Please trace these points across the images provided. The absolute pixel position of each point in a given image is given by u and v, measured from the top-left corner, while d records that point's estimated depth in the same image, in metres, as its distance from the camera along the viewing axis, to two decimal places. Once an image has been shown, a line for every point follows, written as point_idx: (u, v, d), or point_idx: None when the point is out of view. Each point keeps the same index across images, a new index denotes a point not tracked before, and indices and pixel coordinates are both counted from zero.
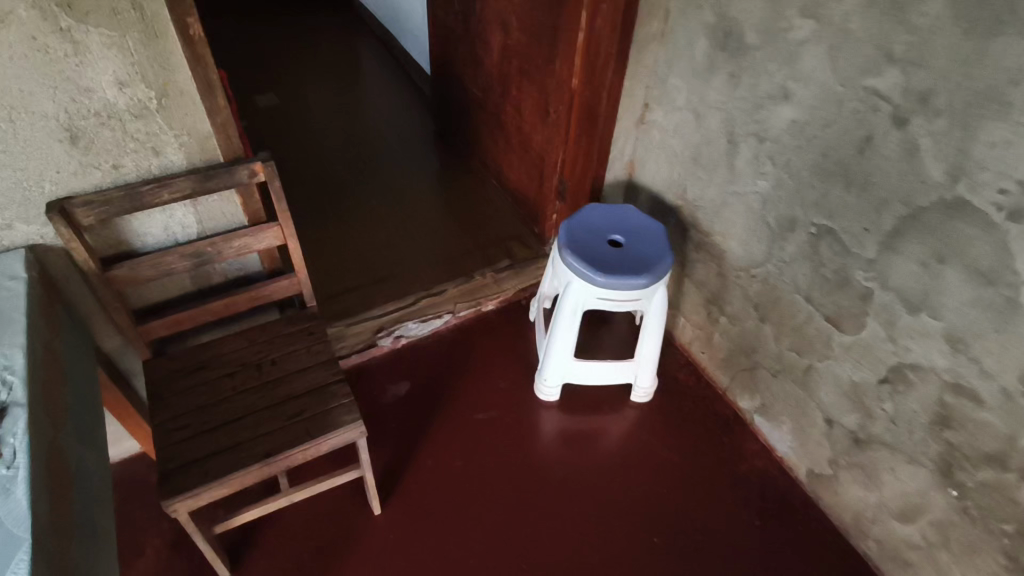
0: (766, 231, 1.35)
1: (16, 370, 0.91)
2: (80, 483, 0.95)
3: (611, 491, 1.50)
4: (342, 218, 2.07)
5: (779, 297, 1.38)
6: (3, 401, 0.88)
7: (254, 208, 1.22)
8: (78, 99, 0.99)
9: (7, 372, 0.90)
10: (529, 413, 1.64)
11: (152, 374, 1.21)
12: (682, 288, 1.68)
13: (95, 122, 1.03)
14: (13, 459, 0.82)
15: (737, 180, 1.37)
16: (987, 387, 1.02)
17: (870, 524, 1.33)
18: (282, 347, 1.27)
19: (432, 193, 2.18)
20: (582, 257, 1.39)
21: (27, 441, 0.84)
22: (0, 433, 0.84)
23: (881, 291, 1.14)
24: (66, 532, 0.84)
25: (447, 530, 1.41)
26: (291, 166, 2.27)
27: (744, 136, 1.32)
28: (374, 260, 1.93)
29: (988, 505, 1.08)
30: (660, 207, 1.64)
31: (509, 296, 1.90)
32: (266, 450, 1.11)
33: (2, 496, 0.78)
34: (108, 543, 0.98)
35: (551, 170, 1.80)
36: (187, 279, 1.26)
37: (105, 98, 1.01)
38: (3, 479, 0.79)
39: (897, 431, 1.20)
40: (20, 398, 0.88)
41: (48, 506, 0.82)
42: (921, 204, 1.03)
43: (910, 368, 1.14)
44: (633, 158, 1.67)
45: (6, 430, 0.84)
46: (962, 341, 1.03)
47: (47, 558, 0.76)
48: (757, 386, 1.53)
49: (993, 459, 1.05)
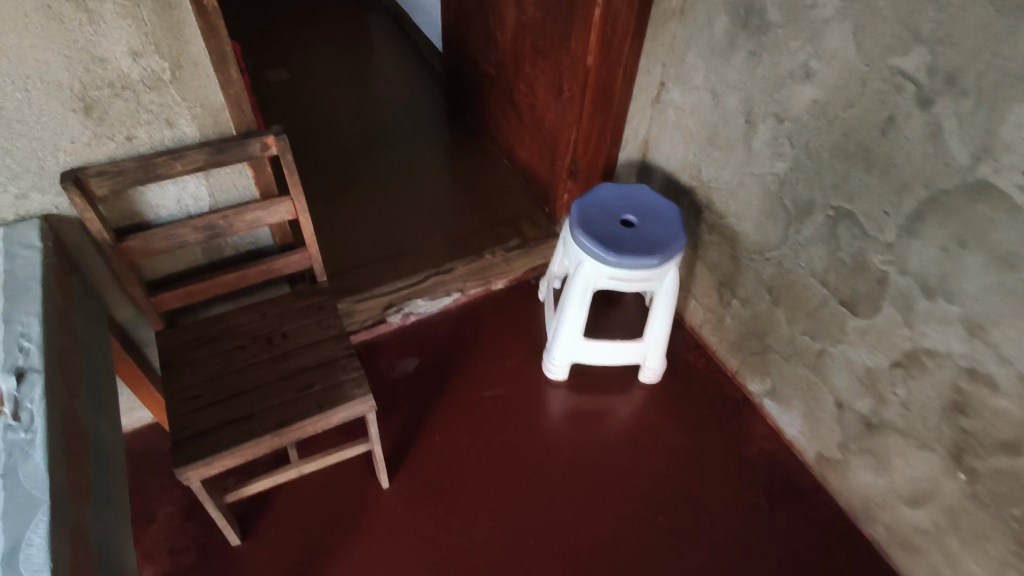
0: (782, 214, 1.33)
1: (33, 337, 0.92)
2: (96, 450, 0.96)
3: (618, 470, 1.50)
4: (352, 194, 2.07)
5: (793, 281, 1.36)
6: (21, 367, 0.89)
7: (266, 182, 1.22)
8: (92, 68, 0.99)
9: (24, 340, 0.91)
10: (537, 391, 1.65)
11: (165, 344, 1.22)
12: (694, 271, 1.67)
13: (109, 92, 1.02)
14: (31, 423, 0.83)
15: (754, 162, 1.35)
16: (1004, 373, 1.01)
17: (879, 508, 1.33)
18: (293, 321, 1.28)
19: (444, 172, 2.17)
20: (594, 236, 1.38)
21: (44, 405, 0.85)
22: (18, 398, 0.85)
23: (898, 275, 1.13)
24: (83, 495, 0.85)
25: (455, 504, 1.43)
26: (302, 143, 2.26)
27: (763, 116, 1.29)
28: (384, 238, 1.93)
29: (999, 492, 1.07)
30: (674, 187, 1.62)
31: (518, 275, 1.90)
32: (277, 422, 1.12)
33: (20, 460, 0.79)
34: (123, 509, 0.99)
35: (564, 150, 1.78)
36: (199, 252, 1.27)
37: (119, 69, 1.01)
38: (21, 442, 0.81)
39: (910, 417, 1.20)
40: (37, 364, 0.89)
41: (66, 470, 0.83)
42: (943, 187, 1.01)
43: (925, 353, 1.12)
44: (648, 138, 1.65)
45: (23, 396, 0.86)
46: (981, 327, 1.02)
47: (65, 520, 0.78)
48: (768, 370, 1.52)
49: (1006, 446, 1.04)
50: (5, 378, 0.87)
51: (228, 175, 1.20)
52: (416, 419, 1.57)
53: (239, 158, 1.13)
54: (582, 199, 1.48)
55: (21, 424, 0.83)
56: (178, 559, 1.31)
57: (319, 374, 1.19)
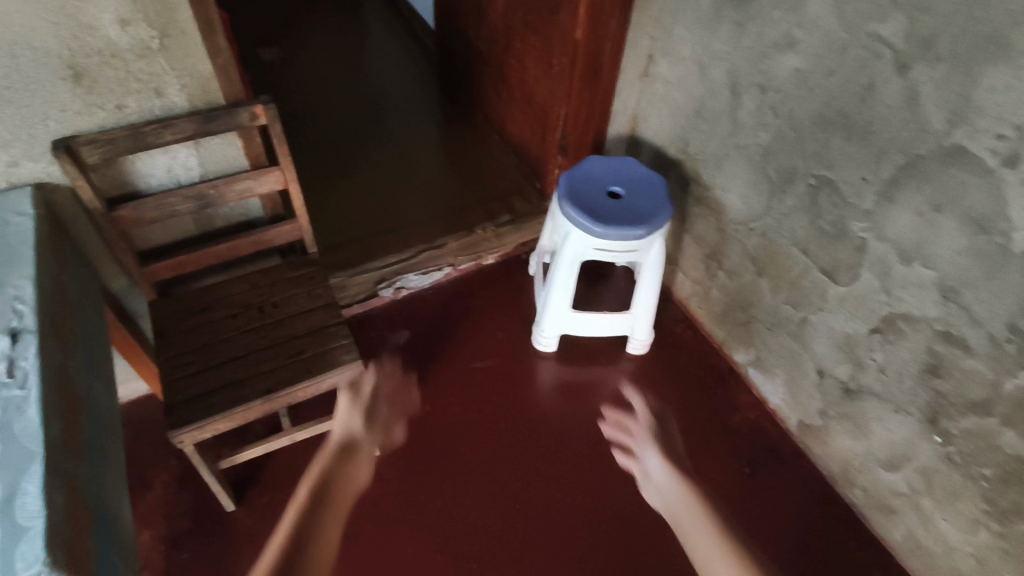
0: (766, 184, 1.35)
1: (26, 299, 0.94)
2: (91, 410, 0.99)
3: (604, 437, 1.54)
4: (344, 171, 2.08)
5: (776, 250, 1.38)
6: (15, 328, 0.91)
7: (255, 152, 1.24)
8: (81, 36, 1.00)
9: (17, 302, 0.93)
10: (527, 363, 1.68)
11: (159, 313, 1.25)
12: (681, 244, 1.69)
13: (98, 60, 1.03)
14: (25, 380, 0.86)
15: (739, 132, 1.37)
16: (975, 335, 1.03)
17: (857, 472, 1.37)
18: (284, 290, 1.29)
19: (436, 149, 2.18)
20: (581, 207, 1.40)
21: (38, 364, 0.88)
22: (12, 357, 0.88)
23: (876, 241, 1.15)
24: (78, 451, 0.88)
25: (444, 470, 1.46)
26: (294, 121, 2.26)
27: (748, 86, 1.31)
28: (376, 213, 1.95)
29: (971, 451, 1.11)
30: (662, 161, 1.64)
31: (509, 250, 1.92)
32: (267, 387, 1.13)
33: (16, 414, 0.82)
34: (118, 468, 1.02)
35: (554, 125, 1.79)
36: (190, 222, 1.29)
37: (107, 37, 1.02)
38: (16, 398, 0.83)
39: (887, 381, 1.23)
40: (31, 325, 0.91)
41: (61, 425, 0.86)
42: (919, 152, 1.03)
43: (901, 318, 1.15)
44: (636, 112, 1.67)
45: (18, 355, 0.88)
46: (954, 290, 1.04)
47: (60, 472, 0.80)
48: (753, 340, 1.55)
49: (977, 406, 1.07)
50: (0, 338, 0.90)
51: (217, 144, 1.22)
52: (406, 390, 1.60)
53: (229, 127, 1.14)
54: (569, 171, 1.49)
55: (16, 381, 0.85)
56: (174, 523, 1.35)
57: (308, 341, 1.21)
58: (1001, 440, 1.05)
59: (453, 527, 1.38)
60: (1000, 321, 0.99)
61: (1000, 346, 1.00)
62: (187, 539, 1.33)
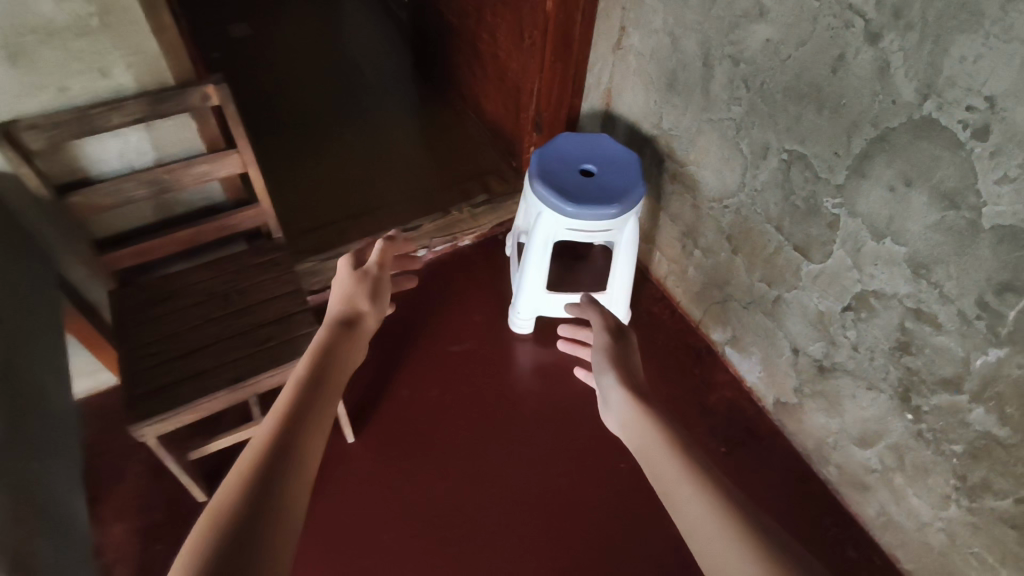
0: (739, 159, 1.32)
1: None
2: (42, 406, 0.96)
3: (581, 420, 1.53)
4: (317, 152, 2.03)
5: (751, 229, 1.36)
6: None
7: (211, 133, 1.19)
8: (13, 14, 0.95)
9: None
10: (503, 346, 1.66)
11: (118, 302, 1.20)
12: (657, 222, 1.67)
13: (35, 39, 0.98)
14: None
15: (711, 107, 1.33)
16: (946, 312, 1.02)
17: (831, 450, 1.36)
18: (250, 277, 1.27)
19: (410, 129, 2.13)
20: (553, 187, 1.37)
21: None
22: None
23: (848, 218, 1.13)
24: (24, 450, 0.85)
25: (419, 456, 1.45)
26: (264, 103, 2.20)
27: (720, 58, 1.27)
28: (349, 196, 1.91)
29: (941, 428, 1.10)
30: (637, 137, 1.60)
31: (486, 231, 1.88)
32: (234, 376, 1.11)
33: None
34: (74, 464, 1.00)
35: (527, 101, 1.75)
36: (149, 208, 1.24)
37: (42, 14, 0.97)
38: None
39: (860, 358, 1.21)
40: None
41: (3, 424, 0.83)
42: (890, 125, 1.00)
43: (873, 295, 1.13)
44: (610, 87, 1.62)
45: None
46: (925, 266, 1.02)
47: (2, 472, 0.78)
48: (729, 319, 1.54)
49: (947, 382, 1.06)
50: None
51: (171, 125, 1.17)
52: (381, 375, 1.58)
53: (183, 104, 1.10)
54: (541, 148, 1.46)
55: None
56: (144, 517, 1.33)
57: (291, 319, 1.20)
58: (970, 416, 1.04)
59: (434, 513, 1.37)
60: (970, 297, 0.97)
61: (970, 323, 0.99)
62: (157, 531, 1.31)
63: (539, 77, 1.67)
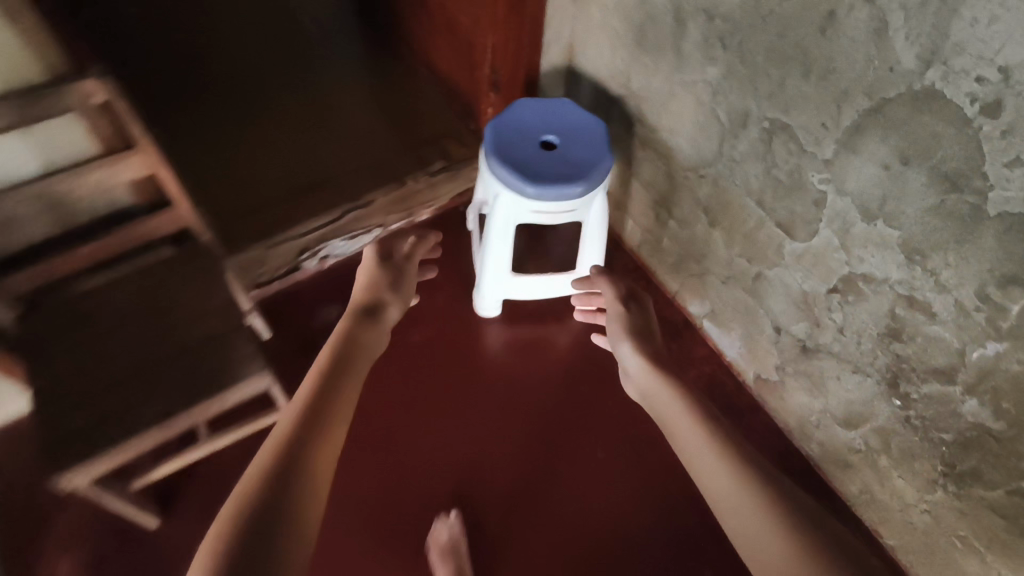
0: (716, 126, 1.18)
1: None
2: None
3: (555, 407, 1.46)
4: (254, 119, 1.83)
5: (731, 202, 1.25)
6: None
7: (106, 134, 1.02)
8: None
9: None
10: (471, 331, 1.56)
11: (28, 332, 1.08)
12: (629, 190, 1.55)
13: None
14: None
15: (685, 66, 1.18)
16: (941, 300, 0.94)
17: (814, 429, 1.32)
18: (177, 289, 1.14)
19: (357, 88, 1.92)
20: (510, 165, 1.22)
21: None
22: None
23: (836, 196, 1.02)
24: None
25: (385, 457, 1.37)
26: (192, 68, 1.98)
27: (693, 12, 1.11)
28: (293, 169, 1.73)
29: (931, 416, 1.04)
30: (604, 97, 1.45)
31: (444, 204, 1.74)
32: (164, 411, 1.00)
33: None
34: None
35: (481, 57, 1.57)
36: (48, 221, 1.09)
37: None
38: None
39: (845, 341, 1.14)
40: None
41: None
42: (887, 95, 0.87)
43: (862, 279, 1.04)
44: (573, 41, 1.46)
45: None
46: (921, 252, 0.93)
47: None
48: (707, 292, 1.45)
49: (939, 372, 0.99)
50: None
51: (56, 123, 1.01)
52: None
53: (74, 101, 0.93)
54: (496, 117, 1.30)
55: None
56: (91, 548, 1.24)
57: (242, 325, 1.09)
58: (963, 408, 0.98)
59: (414, 501, 1.33)
60: (970, 288, 0.88)
61: (967, 314, 0.91)
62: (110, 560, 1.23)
63: (492, 31, 1.48)
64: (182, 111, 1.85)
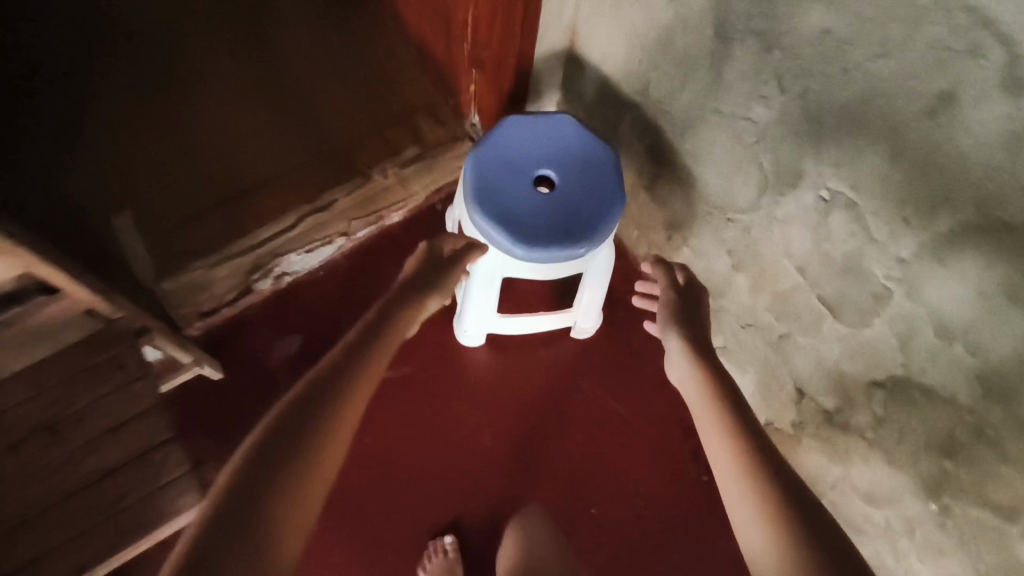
0: (756, 174, 0.94)
1: None
2: None
3: (544, 456, 1.32)
4: (185, 87, 1.50)
5: (764, 256, 1.03)
6: None
7: None
8: None
9: None
10: (451, 363, 1.38)
11: None
12: (638, 201, 1.32)
13: None
14: None
15: (722, 95, 0.91)
16: (1019, 444, 0.77)
17: (827, 490, 1.20)
18: (89, 392, 1.00)
19: (310, 47, 1.57)
20: (497, 217, 0.98)
21: None
22: None
23: (905, 299, 0.82)
24: None
25: (358, 520, 1.25)
26: (102, 13, 1.59)
27: (741, 34, 0.83)
28: (237, 157, 1.44)
29: (973, 536, 0.92)
30: (613, 96, 1.17)
31: (419, 203, 1.48)
32: (79, 561, 0.91)
33: None
34: None
35: (462, 32, 1.25)
36: None
37: None
38: None
39: (883, 434, 0.99)
40: None
41: None
42: (1008, 218, 0.65)
43: (919, 388, 0.87)
44: (578, 22, 1.15)
45: None
46: (1005, 393, 0.76)
47: None
48: (720, 327, 1.28)
49: (996, 507, 0.85)
50: None
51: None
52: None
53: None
54: (481, 141, 1.03)
55: None
56: None
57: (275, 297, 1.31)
58: (1017, 546, 0.85)
59: (390, 539, 1.25)
60: None
61: None
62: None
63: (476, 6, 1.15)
64: (93, 77, 1.50)
